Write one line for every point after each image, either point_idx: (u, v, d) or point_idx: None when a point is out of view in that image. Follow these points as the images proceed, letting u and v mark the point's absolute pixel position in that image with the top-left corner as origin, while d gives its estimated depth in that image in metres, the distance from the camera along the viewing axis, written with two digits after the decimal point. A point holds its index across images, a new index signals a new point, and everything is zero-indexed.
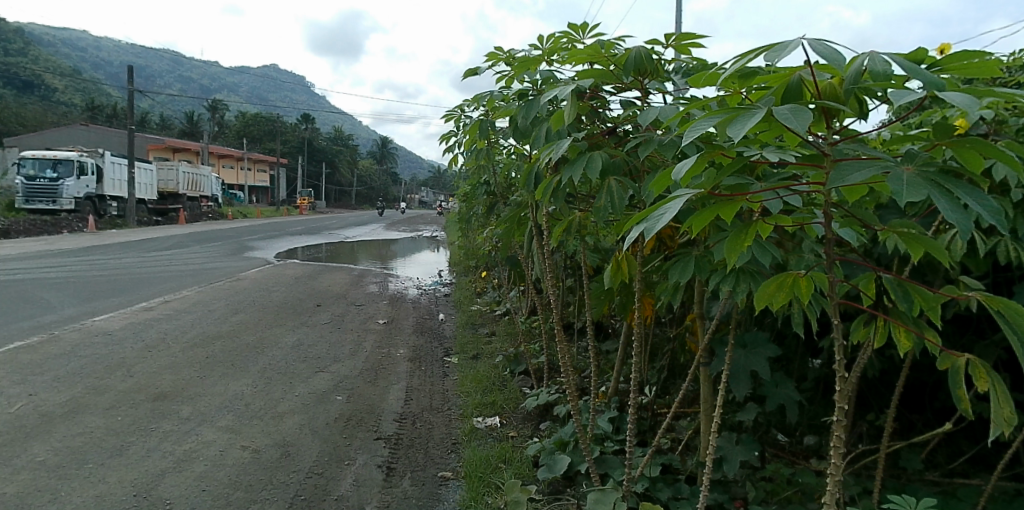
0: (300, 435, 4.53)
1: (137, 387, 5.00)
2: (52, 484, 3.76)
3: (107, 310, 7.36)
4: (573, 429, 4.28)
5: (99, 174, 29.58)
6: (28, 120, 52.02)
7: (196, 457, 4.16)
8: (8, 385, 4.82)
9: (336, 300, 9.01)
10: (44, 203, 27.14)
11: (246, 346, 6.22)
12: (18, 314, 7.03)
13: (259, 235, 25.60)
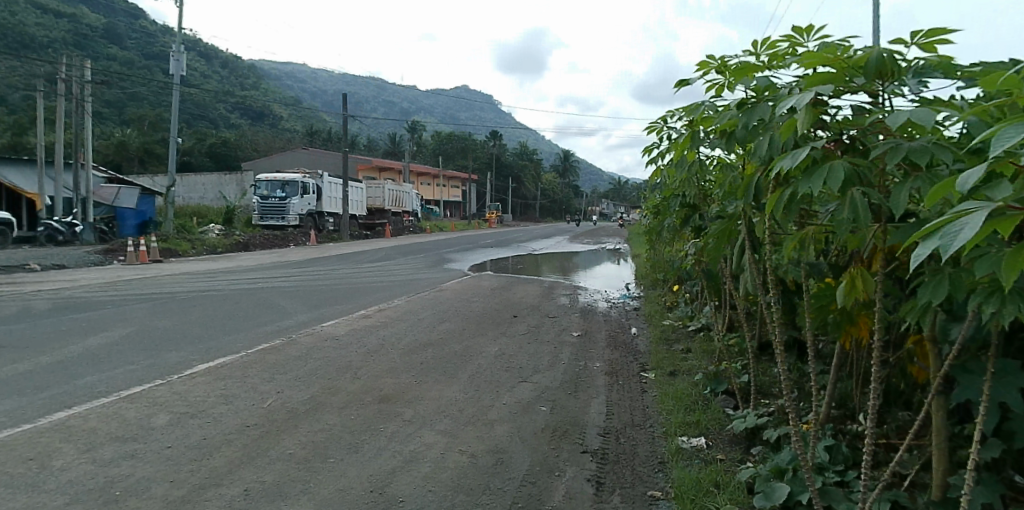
0: (511, 444, 4.64)
1: (365, 388, 5.44)
2: (301, 475, 4.17)
3: (333, 317, 8.09)
4: (792, 456, 3.95)
5: (318, 193, 33.03)
6: (261, 145, 59.72)
7: (421, 458, 4.40)
8: (260, 383, 5.44)
9: (532, 311, 9.25)
10: (276, 219, 30.56)
11: (453, 354, 6.54)
12: (263, 318, 7.96)
13: (454, 248, 27.12)
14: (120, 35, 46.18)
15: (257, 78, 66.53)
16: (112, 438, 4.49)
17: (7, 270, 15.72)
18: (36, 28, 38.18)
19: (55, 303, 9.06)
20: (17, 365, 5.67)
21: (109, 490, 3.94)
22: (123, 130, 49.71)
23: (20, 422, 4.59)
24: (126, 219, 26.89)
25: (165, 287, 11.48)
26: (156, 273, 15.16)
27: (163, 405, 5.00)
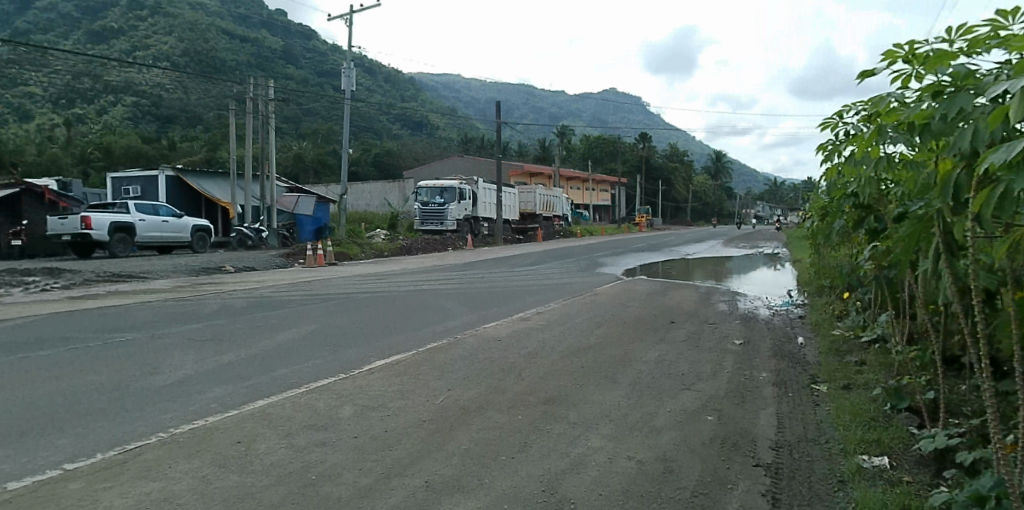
0: (679, 452, 4.56)
1: (529, 389, 5.63)
2: (477, 471, 4.36)
3: (493, 318, 8.40)
4: (999, 481, 3.34)
5: (474, 198, 34.61)
6: (420, 156, 63.88)
7: (588, 461, 4.43)
8: (432, 380, 5.83)
9: (690, 317, 9.08)
10: (435, 224, 32.52)
11: (614, 358, 6.57)
12: (429, 318, 8.43)
13: (604, 252, 27.04)
14: (296, 55, 48.81)
15: (414, 90, 69.52)
16: (305, 427, 5.04)
17: (212, 271, 17.74)
18: (226, 53, 41.80)
19: (248, 300, 10.16)
20: (223, 358, 6.55)
21: (307, 474, 4.40)
22: (299, 143, 54.84)
23: (229, 409, 5.32)
24: (305, 226, 29.98)
25: (346, 287, 12.48)
26: (331, 275, 16.43)
27: (347, 397, 5.54)
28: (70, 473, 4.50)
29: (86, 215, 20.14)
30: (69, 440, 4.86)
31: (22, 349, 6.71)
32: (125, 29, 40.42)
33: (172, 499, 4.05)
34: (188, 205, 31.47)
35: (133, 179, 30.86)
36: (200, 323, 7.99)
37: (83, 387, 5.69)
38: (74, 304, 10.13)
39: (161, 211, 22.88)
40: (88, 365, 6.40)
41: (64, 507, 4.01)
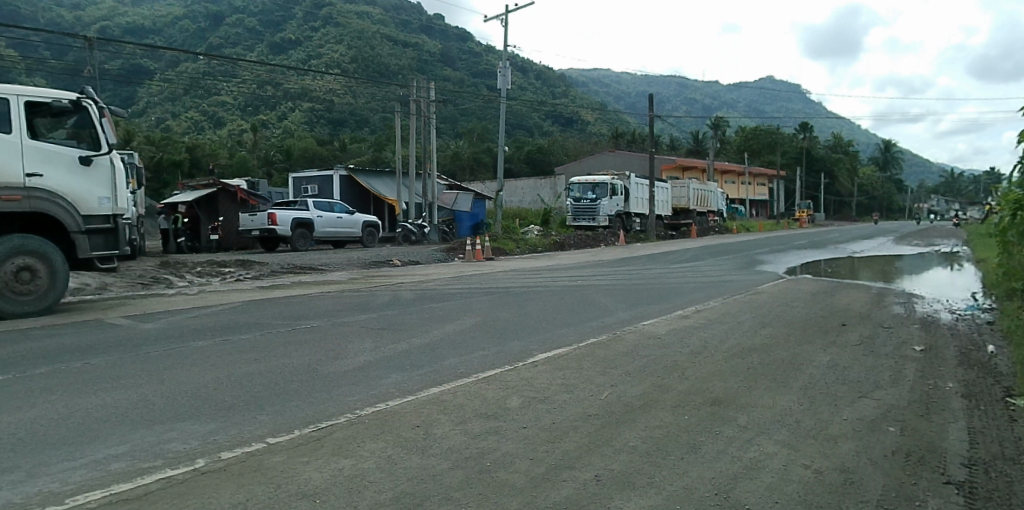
0: (859, 463, 4.41)
1: (695, 388, 5.92)
2: (647, 468, 4.44)
3: (651, 316, 9.10)
4: None
5: (626, 194, 36.53)
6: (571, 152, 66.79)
7: (762, 467, 4.39)
8: (597, 374, 6.37)
9: (862, 320, 9.10)
10: (587, 220, 34.90)
11: (782, 360, 6.77)
12: (590, 313, 9.35)
13: (767, 250, 26.16)
14: (452, 58, 51.74)
15: (565, 86, 69.02)
16: (475, 416, 5.50)
17: (379, 265, 19.24)
18: (390, 58, 45.20)
19: (416, 293, 11.31)
20: (399, 345, 7.52)
21: (481, 461, 4.69)
22: (456, 144, 60.12)
23: (407, 394, 6.01)
24: (463, 222, 34.36)
25: (510, 283, 13.33)
26: (488, 270, 17.28)
27: (515, 389, 6.07)
28: (272, 446, 5.11)
29: (272, 212, 22.95)
30: (268, 416, 5.57)
31: (225, 332, 7.90)
32: (301, 40, 44.53)
33: (361, 476, 4.51)
34: (359, 202, 33.91)
35: (311, 178, 33.61)
36: (374, 312, 9.19)
37: (280, 369, 6.58)
38: (267, 292, 11.79)
39: (336, 207, 25.42)
40: (283, 347, 7.43)
41: (271, 478, 4.55)
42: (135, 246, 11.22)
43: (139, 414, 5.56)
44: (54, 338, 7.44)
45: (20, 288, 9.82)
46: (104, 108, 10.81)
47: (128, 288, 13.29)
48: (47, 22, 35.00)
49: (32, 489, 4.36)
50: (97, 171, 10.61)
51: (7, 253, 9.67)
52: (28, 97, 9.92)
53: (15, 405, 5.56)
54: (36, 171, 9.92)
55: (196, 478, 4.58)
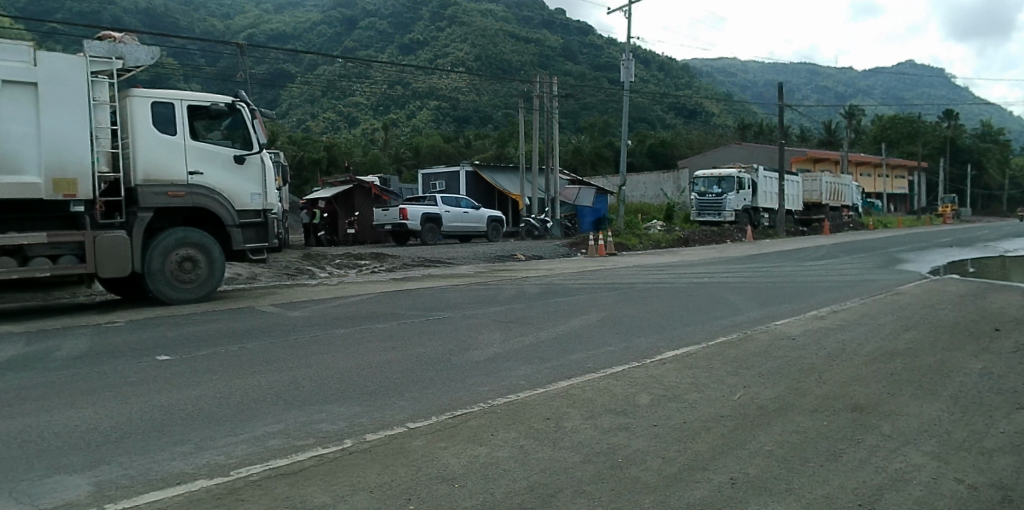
0: (1020, 481, 4.17)
1: (833, 394, 6.06)
2: (784, 474, 4.38)
3: (784, 316, 9.52)
4: None
5: (754, 188, 36.92)
6: (695, 143, 66.26)
7: (908, 479, 4.25)
8: (730, 375, 6.74)
9: (1020, 325, 8.68)
10: (712, 215, 35.71)
11: (928, 367, 6.84)
12: (719, 311, 9.91)
13: (907, 248, 24.67)
14: (574, 52, 55.22)
15: (688, 78, 69.04)
16: (602, 411, 5.76)
17: (503, 259, 20.04)
18: (512, 55, 49.25)
19: (541, 287, 12.01)
20: (525, 338, 8.12)
21: (611, 456, 4.80)
22: (578, 138, 60.82)
23: (536, 387, 6.45)
24: (585, 216, 35.71)
25: (638, 277, 13.73)
26: (612, 265, 17.60)
27: (642, 387, 6.44)
28: (411, 430, 5.46)
29: (403, 208, 25.66)
30: (409, 403, 6.02)
31: (364, 322, 8.73)
32: (427, 40, 48.67)
33: (496, 464, 4.71)
34: (484, 197, 36.79)
35: (440, 175, 36.88)
36: (503, 306, 9.97)
37: (416, 358, 7.19)
38: (399, 284, 12.90)
39: (463, 203, 27.83)
40: (417, 336, 8.14)
41: (414, 460, 4.87)
42: (281, 240, 12.66)
43: (290, 395, 6.10)
44: (219, 324, 8.51)
45: (185, 277, 11.40)
46: (254, 111, 12.31)
47: (275, 277, 15.06)
48: (202, 30, 40.22)
49: (202, 460, 4.88)
50: (249, 169, 12.16)
51: (173, 245, 11.27)
52: (190, 102, 11.48)
53: (186, 383, 6.26)
54: (197, 169, 11.52)
55: (345, 457, 4.96)
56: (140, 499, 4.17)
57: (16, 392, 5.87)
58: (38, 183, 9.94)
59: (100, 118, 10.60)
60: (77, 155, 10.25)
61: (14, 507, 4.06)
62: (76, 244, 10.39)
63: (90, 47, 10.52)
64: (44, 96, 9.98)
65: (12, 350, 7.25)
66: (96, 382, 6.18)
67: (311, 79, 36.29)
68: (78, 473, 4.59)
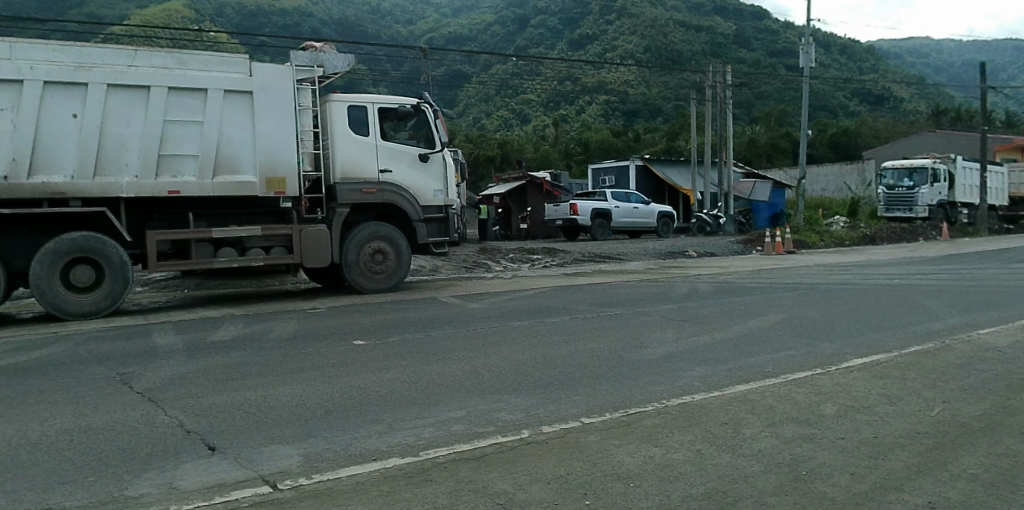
0: None
1: None
2: (993, 500, 3.83)
3: (991, 325, 8.45)
4: None
5: (951, 180, 33.39)
6: (881, 132, 60.96)
7: None
8: (926, 387, 6.10)
9: None
10: (903, 210, 32.85)
11: None
12: (913, 317, 9.02)
13: None
14: (748, 38, 52.53)
15: (875, 61, 63.92)
16: (784, 419, 5.42)
17: (675, 256, 19.63)
18: (683, 45, 47.48)
19: (713, 285, 11.66)
20: (700, 338, 7.94)
21: (795, 468, 4.44)
22: (753, 129, 57.97)
23: (712, 389, 6.25)
24: (760, 212, 34.35)
25: (829, 277, 12.82)
26: (792, 264, 16.58)
27: (827, 395, 6.00)
28: (584, 425, 5.42)
29: (574, 203, 26.34)
30: (582, 398, 6.05)
31: (538, 315, 8.96)
32: (597, 34, 49.96)
33: (673, 467, 4.53)
34: (653, 193, 37.05)
35: (609, 170, 37.57)
36: (675, 303, 9.81)
37: (588, 353, 7.24)
38: (570, 279, 13.12)
39: (633, 198, 28.15)
40: (586, 331, 8.19)
41: (587, 455, 4.85)
42: (461, 234, 13.46)
43: (470, 384, 6.34)
44: (407, 312, 9.19)
45: (376, 267, 12.47)
46: (437, 111, 13.11)
47: (454, 271, 16.07)
48: (389, 37, 44.72)
49: (393, 440, 5.18)
50: (431, 166, 13.00)
51: (367, 238, 12.32)
52: (380, 104, 12.52)
53: (377, 367, 6.72)
54: (387, 167, 12.45)
55: (522, 447, 5.02)
56: (339, 473, 4.49)
57: (238, 367, 6.66)
58: (253, 182, 11.18)
59: (304, 122, 11.78)
60: (285, 157, 11.43)
61: (239, 470, 4.55)
62: (286, 237, 11.73)
63: (296, 57, 11.75)
64: (258, 103, 11.18)
65: (236, 330, 8.35)
66: (303, 362, 6.84)
67: (485, 79, 37.98)
68: (288, 445, 5.04)
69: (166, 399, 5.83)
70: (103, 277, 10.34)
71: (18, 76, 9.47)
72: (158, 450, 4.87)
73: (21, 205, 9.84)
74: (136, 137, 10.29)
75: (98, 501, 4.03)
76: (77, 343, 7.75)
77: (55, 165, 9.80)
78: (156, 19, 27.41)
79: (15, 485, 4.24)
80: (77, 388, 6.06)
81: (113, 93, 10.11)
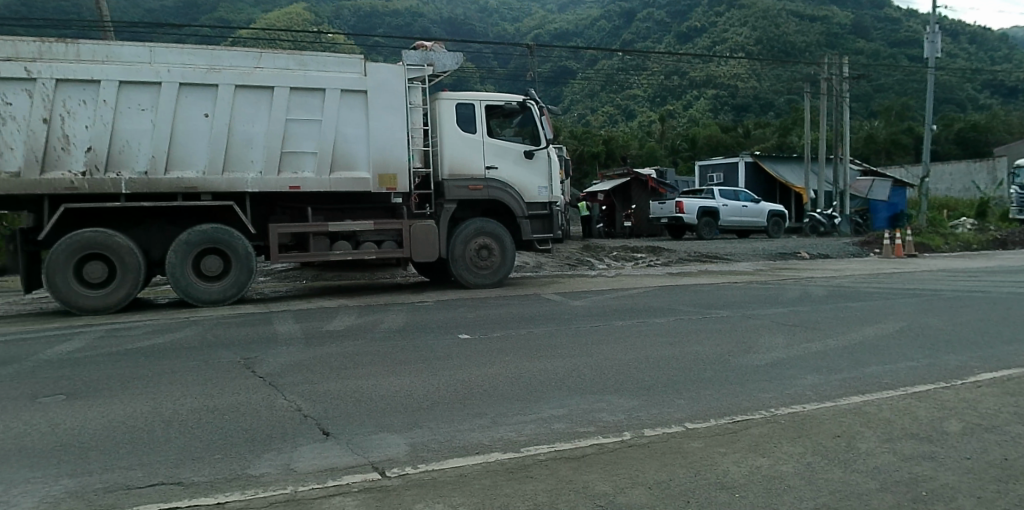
0: None
1: None
2: None
3: None
4: None
5: None
6: (1016, 127, 55.65)
7: None
8: None
9: None
10: None
11: None
12: None
13: None
14: (866, 28, 49.57)
15: (1011, 50, 58.57)
16: (906, 435, 5.03)
17: (786, 257, 18.86)
18: (796, 37, 44.68)
19: (828, 289, 11.05)
20: (812, 345, 7.55)
21: (915, 488, 4.07)
22: (871, 123, 54.54)
23: (827, 400, 5.90)
24: (879, 212, 32.52)
25: (963, 283, 11.86)
26: (914, 268, 15.49)
27: (952, 411, 5.52)
28: (688, 431, 5.23)
29: (680, 201, 25.77)
30: (685, 402, 5.87)
31: (641, 315, 8.86)
32: (706, 26, 49.52)
33: (781, 479, 4.27)
34: (763, 190, 36.09)
35: (717, 166, 36.96)
36: (785, 307, 9.40)
37: (694, 356, 7.05)
38: (675, 279, 12.87)
39: (740, 196, 27.29)
40: (688, 334, 7.97)
41: (690, 461, 4.65)
42: (565, 231, 13.46)
43: (572, 382, 6.29)
44: (509, 309, 9.33)
45: (481, 263, 12.71)
46: (543, 108, 13.15)
47: (558, 268, 16.17)
48: (496, 35, 45.95)
49: (496, 434, 5.19)
50: (536, 163, 13.09)
51: (473, 234, 12.56)
52: (487, 102, 12.69)
53: (481, 361, 6.81)
54: (493, 164, 12.64)
55: (624, 449, 4.89)
56: (444, 464, 4.55)
57: (351, 357, 6.94)
58: (367, 178, 11.62)
59: (414, 120, 12.14)
60: (396, 153, 11.79)
61: (351, 456, 4.71)
62: (396, 232, 12.15)
63: (408, 57, 12.13)
64: (372, 102, 11.59)
65: (350, 320, 8.74)
66: (412, 354, 7.03)
67: (591, 74, 38.16)
68: (396, 433, 5.17)
69: (286, 384, 6.14)
70: (229, 267, 11.06)
71: (158, 79, 10.29)
72: (277, 432, 5.13)
73: (160, 199, 10.71)
74: (260, 135, 10.95)
75: (223, 477, 4.28)
76: (206, 328, 8.37)
77: (189, 161, 10.59)
78: (279, 22, 29.40)
79: (153, 458, 4.59)
80: (207, 369, 6.53)
81: (240, 94, 10.79)
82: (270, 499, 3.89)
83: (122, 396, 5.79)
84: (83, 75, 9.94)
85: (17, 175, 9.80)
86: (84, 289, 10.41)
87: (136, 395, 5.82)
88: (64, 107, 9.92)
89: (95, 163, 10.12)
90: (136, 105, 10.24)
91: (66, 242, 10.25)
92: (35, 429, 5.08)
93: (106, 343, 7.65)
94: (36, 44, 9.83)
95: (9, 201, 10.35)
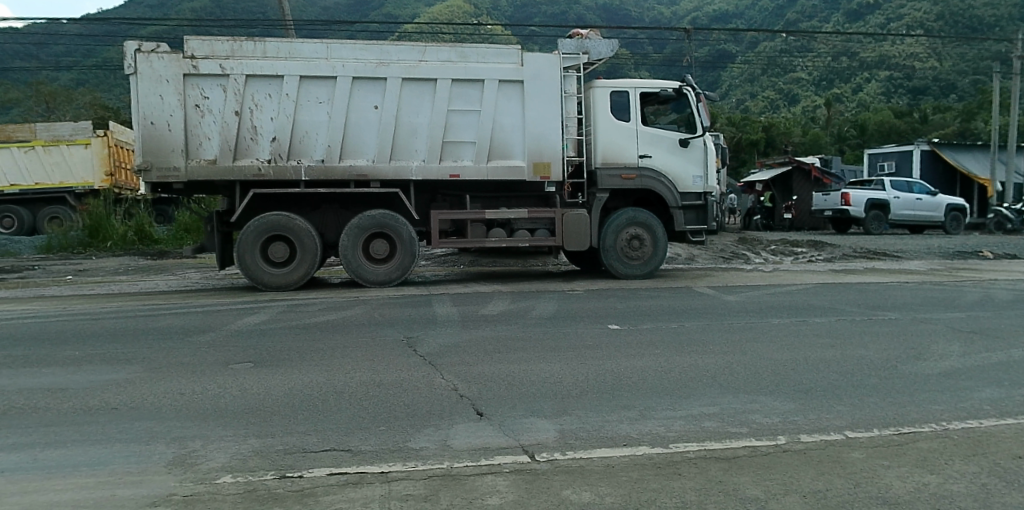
0: None
1: None
2: None
3: None
4: None
5: None
6: None
7: None
8: None
9: None
10: None
11: None
12: None
13: None
14: None
15: None
16: None
17: (966, 257, 17.09)
18: (985, 9, 39.11)
19: (1015, 294, 9.91)
20: (994, 356, 6.79)
21: None
22: None
23: (1006, 416, 5.20)
24: None
25: None
26: None
27: None
28: (849, 440, 4.72)
29: (846, 192, 24.24)
30: (848, 408, 5.43)
31: (800, 314, 8.54)
32: (879, 3, 46.51)
33: (953, 499, 3.66)
34: (940, 179, 33.84)
35: (889, 155, 34.93)
36: (964, 312, 8.62)
37: (860, 361, 6.62)
38: (837, 276, 12.13)
39: (915, 188, 25.21)
40: (849, 338, 7.50)
41: (849, 472, 4.15)
42: (720, 222, 13.04)
43: (725, 381, 6.09)
44: (664, 302, 9.28)
45: (633, 253, 12.60)
46: (700, 94, 12.75)
47: (711, 261, 15.77)
48: (650, 19, 45.37)
49: (644, 428, 5.00)
50: (692, 152, 12.75)
51: (624, 224, 12.49)
52: (643, 89, 12.50)
53: (634, 354, 6.81)
54: (647, 152, 12.47)
55: (778, 454, 4.46)
56: (591, 454, 4.44)
57: (505, 341, 7.23)
58: (522, 166, 11.86)
59: (569, 109, 12.15)
60: (551, 142, 11.89)
61: (503, 438, 4.78)
62: (549, 220, 12.35)
63: (563, 45, 12.09)
64: (528, 91, 11.76)
65: (503, 305, 9.10)
66: (560, 342, 7.21)
67: (751, 58, 36.75)
68: (546, 419, 5.19)
69: (445, 364, 6.45)
70: (395, 251, 11.75)
71: (334, 73, 11.03)
72: (437, 409, 5.36)
73: (334, 186, 11.51)
74: (424, 124, 11.46)
75: (386, 448, 4.51)
76: (375, 307, 8.99)
77: (360, 150, 11.31)
78: (440, 16, 31.02)
79: (323, 426, 4.94)
80: (375, 346, 6.98)
81: (406, 86, 11.33)
82: (428, 472, 4.04)
83: (298, 367, 6.33)
84: (268, 71, 10.85)
85: (214, 162, 10.93)
86: (269, 267, 11.46)
87: (311, 367, 6.35)
88: (253, 101, 10.91)
89: (279, 151, 11.07)
90: (314, 98, 11.05)
91: (254, 223, 11.30)
92: (230, 392, 5.67)
93: (288, 316, 8.44)
94: (229, 43, 10.83)
95: (207, 187, 11.55)
